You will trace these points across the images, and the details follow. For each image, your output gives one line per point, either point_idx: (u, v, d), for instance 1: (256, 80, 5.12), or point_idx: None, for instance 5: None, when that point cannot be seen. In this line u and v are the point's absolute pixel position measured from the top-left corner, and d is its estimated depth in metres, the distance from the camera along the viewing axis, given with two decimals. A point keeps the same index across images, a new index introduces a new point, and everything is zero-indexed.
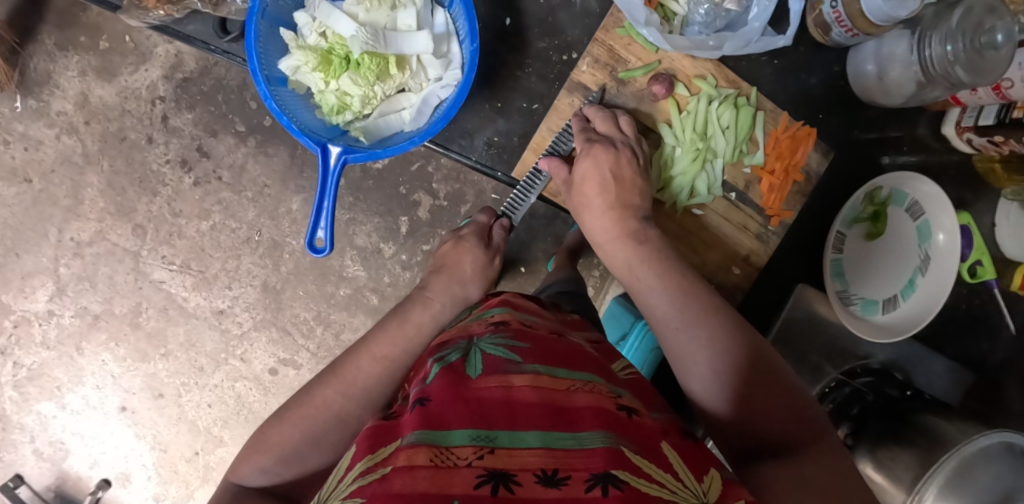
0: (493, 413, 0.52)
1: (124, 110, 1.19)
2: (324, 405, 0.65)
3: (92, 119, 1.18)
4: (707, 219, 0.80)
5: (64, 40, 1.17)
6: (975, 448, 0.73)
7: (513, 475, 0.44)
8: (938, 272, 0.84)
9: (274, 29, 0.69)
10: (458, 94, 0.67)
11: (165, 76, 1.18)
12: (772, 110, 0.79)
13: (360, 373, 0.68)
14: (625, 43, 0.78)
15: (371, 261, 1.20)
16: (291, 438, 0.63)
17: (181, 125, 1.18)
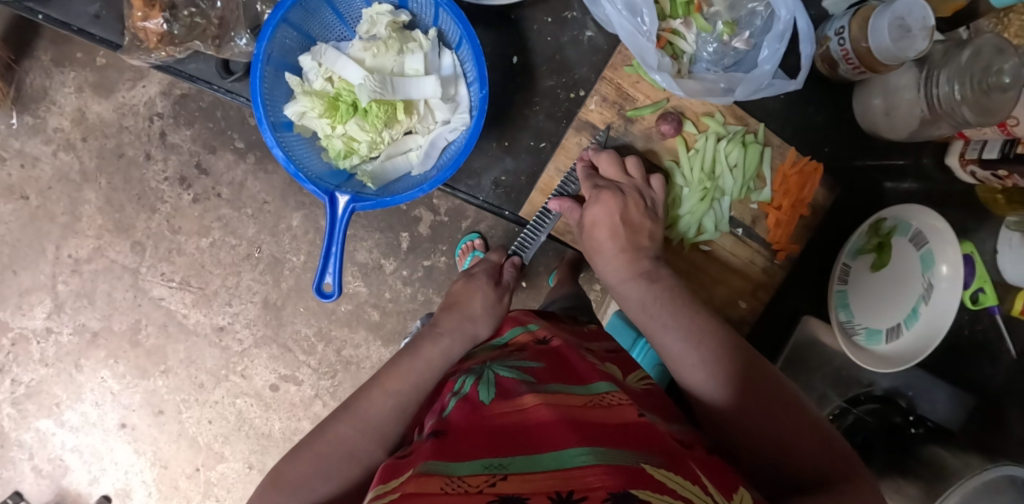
0: (505, 439, 0.53)
1: (122, 126, 1.18)
2: (336, 443, 0.65)
3: (89, 136, 1.17)
4: (715, 255, 0.80)
5: (60, 56, 1.16)
6: (981, 482, 0.75)
7: (525, 498, 0.44)
8: (940, 301, 0.84)
9: (279, 75, 0.68)
10: (469, 142, 0.66)
11: (163, 93, 1.17)
12: (779, 145, 0.79)
13: (370, 408, 0.68)
14: (633, 82, 0.78)
15: (371, 278, 1.21)
16: (303, 475, 0.63)
17: (179, 141, 1.17)
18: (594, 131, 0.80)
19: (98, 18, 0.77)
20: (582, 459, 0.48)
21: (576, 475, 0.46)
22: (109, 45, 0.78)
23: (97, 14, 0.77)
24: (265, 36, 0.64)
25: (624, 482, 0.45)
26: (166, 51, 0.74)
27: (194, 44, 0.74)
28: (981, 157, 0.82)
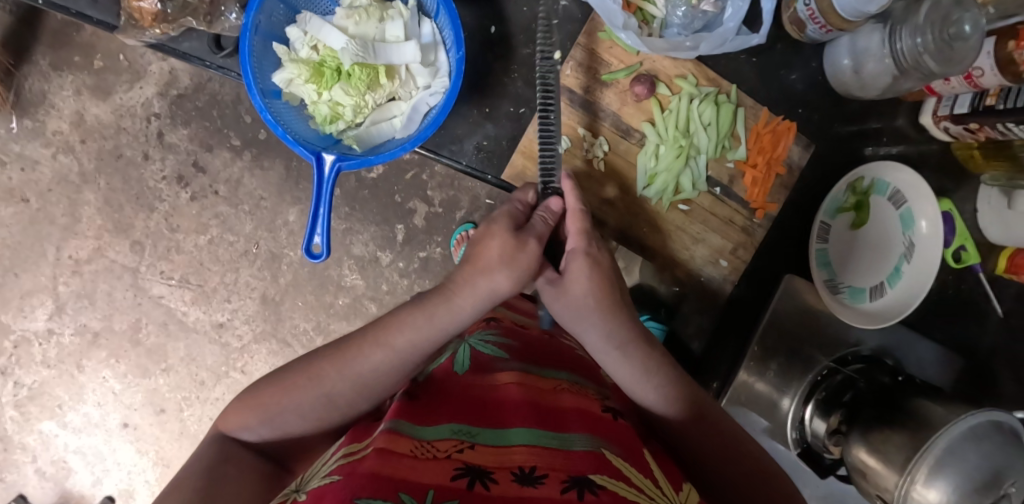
0: (470, 409, 0.61)
1: (119, 127, 1.20)
2: (321, 390, 0.64)
3: (87, 138, 1.20)
4: (694, 214, 0.81)
5: (58, 60, 1.18)
6: (964, 427, 0.75)
7: (490, 472, 0.51)
8: (923, 259, 0.86)
9: (267, 45, 0.72)
10: (446, 102, 0.69)
11: (159, 93, 1.19)
12: (753, 105, 0.81)
13: (367, 362, 0.65)
14: (607, 47, 0.77)
15: (370, 270, 1.21)
16: (283, 408, 0.63)
17: (177, 140, 1.19)
18: (570, 96, 0.78)
19: (95, 1, 0.79)
20: (536, 441, 0.56)
21: (531, 453, 0.54)
22: (104, 26, 0.80)
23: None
24: (252, 5, 0.67)
25: (584, 469, 0.52)
26: (159, 28, 0.77)
27: (186, 20, 0.77)
28: (953, 112, 0.83)
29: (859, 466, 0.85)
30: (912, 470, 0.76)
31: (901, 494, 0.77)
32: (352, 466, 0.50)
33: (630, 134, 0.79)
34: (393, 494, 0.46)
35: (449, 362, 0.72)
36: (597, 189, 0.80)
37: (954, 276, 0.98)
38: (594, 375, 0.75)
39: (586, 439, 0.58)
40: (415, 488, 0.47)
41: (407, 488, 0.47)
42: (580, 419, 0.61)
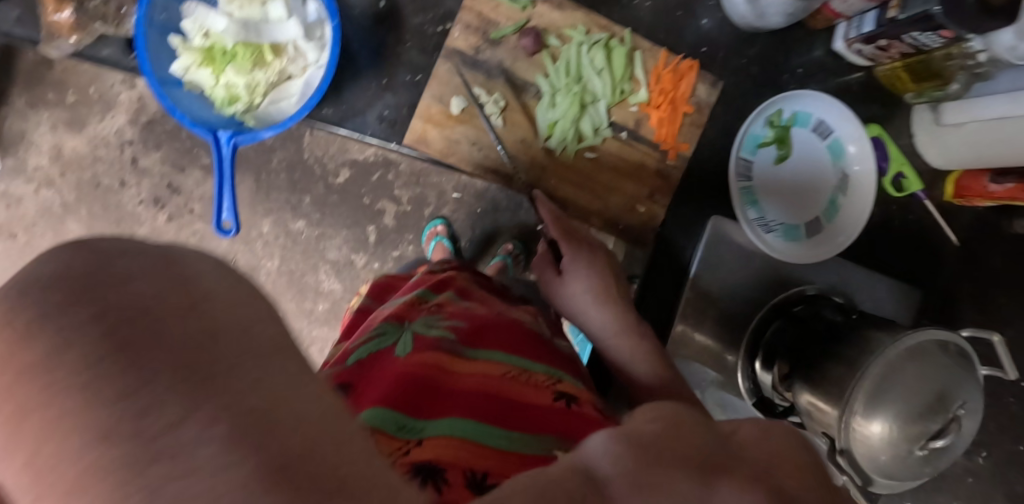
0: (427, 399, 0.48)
1: (96, 157, 1.23)
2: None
3: (66, 170, 1.24)
4: (603, 161, 0.81)
5: (34, 98, 1.21)
6: (903, 349, 0.71)
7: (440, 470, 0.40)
8: (858, 186, 0.87)
9: (163, 38, 0.73)
10: (328, 69, 0.72)
11: (130, 121, 1.25)
12: (649, 48, 0.81)
13: None
14: (492, 6, 0.78)
15: (344, 275, 1.11)
16: None
17: (150, 164, 1.24)
18: (462, 57, 0.78)
19: (19, 19, 0.81)
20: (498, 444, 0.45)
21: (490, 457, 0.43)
22: (28, 43, 0.82)
23: (18, 16, 0.80)
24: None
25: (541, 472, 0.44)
26: (74, 37, 0.80)
27: (96, 26, 0.80)
28: (860, 33, 0.82)
29: (808, 409, 0.80)
30: (850, 398, 0.72)
31: (843, 427, 0.72)
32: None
33: (527, 88, 0.80)
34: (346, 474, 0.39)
35: (384, 348, 0.55)
36: (495, 143, 0.80)
37: (898, 208, 0.93)
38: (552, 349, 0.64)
39: (547, 435, 0.48)
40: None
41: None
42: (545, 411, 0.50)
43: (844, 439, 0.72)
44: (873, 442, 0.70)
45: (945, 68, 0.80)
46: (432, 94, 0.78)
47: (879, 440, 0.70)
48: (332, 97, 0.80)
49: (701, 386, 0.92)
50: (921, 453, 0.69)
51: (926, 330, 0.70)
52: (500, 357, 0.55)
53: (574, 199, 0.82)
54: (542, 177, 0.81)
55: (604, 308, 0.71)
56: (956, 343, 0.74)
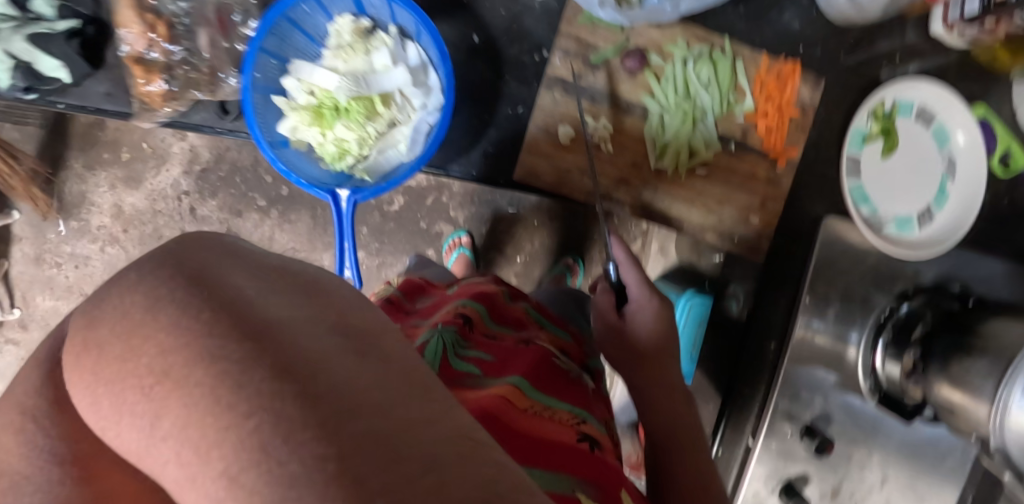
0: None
1: (155, 211, 1.25)
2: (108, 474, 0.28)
3: (129, 227, 1.25)
4: (714, 176, 0.80)
5: (89, 160, 1.22)
6: None
7: None
8: (968, 172, 0.84)
9: (267, 99, 0.73)
10: (443, 117, 0.70)
11: (185, 171, 1.24)
12: (751, 54, 0.79)
13: None
14: (590, 30, 0.76)
15: None
16: None
17: (209, 213, 1.25)
18: (564, 85, 0.77)
19: (109, 94, 0.82)
20: (515, 479, 0.44)
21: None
22: (120, 115, 0.83)
23: (107, 91, 0.82)
24: (247, 65, 0.68)
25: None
26: (169, 107, 0.80)
27: (190, 94, 0.81)
28: (964, 15, 0.79)
29: (948, 405, 0.79)
30: (1004, 393, 0.70)
31: (999, 424, 0.71)
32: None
33: (632, 107, 0.78)
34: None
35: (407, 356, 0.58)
36: (606, 168, 0.79)
37: (1006, 186, 0.91)
38: (574, 388, 0.62)
39: (568, 476, 0.46)
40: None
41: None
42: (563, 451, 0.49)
43: (998, 436, 0.71)
44: None
45: None
46: (536, 126, 0.78)
47: None
48: None
49: (824, 389, 0.89)
50: None
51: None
52: (527, 386, 0.56)
53: (687, 217, 0.80)
54: (654, 198, 0.80)
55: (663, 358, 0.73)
56: None
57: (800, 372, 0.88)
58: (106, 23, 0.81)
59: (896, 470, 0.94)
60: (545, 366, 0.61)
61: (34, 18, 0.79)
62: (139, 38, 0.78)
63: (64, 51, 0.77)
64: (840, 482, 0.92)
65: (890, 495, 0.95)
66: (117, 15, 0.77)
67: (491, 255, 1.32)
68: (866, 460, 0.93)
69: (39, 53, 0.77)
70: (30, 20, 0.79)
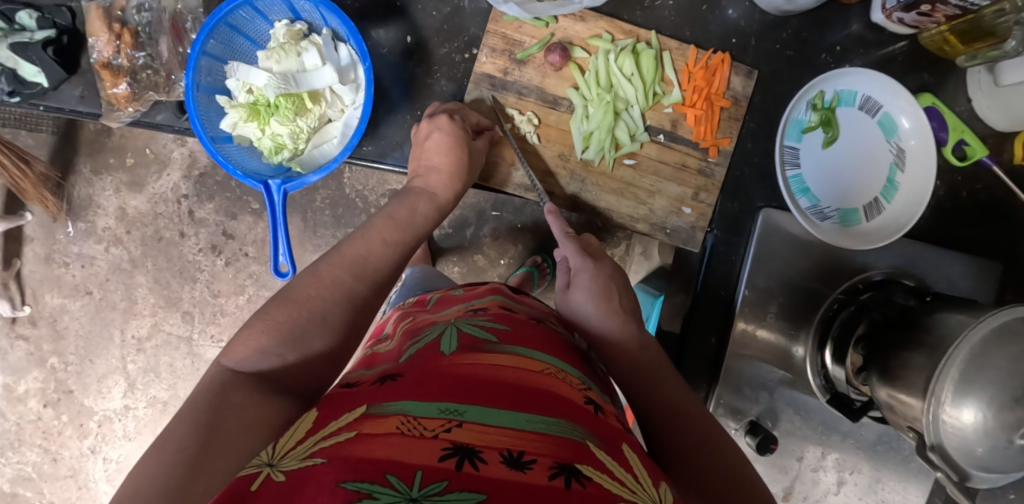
0: (468, 390, 0.55)
1: (156, 213, 1.30)
2: (307, 305, 0.64)
3: (131, 228, 1.30)
4: (642, 167, 0.81)
5: (97, 166, 1.28)
6: (998, 322, 0.67)
7: (477, 453, 0.48)
8: (917, 161, 0.83)
9: (211, 98, 0.77)
10: (365, 107, 0.74)
11: (184, 176, 1.29)
12: (678, 47, 0.80)
13: (309, 293, 0.65)
14: (516, 27, 0.79)
15: None
16: (265, 342, 0.60)
17: (205, 215, 1.29)
18: (492, 81, 0.80)
19: (82, 96, 0.87)
20: (535, 427, 0.52)
21: (530, 438, 0.51)
22: (92, 117, 0.88)
23: (81, 94, 0.86)
24: (187, 66, 0.72)
25: (572, 455, 0.50)
26: (132, 107, 0.85)
27: (149, 95, 0.86)
28: (899, 1, 0.78)
29: (890, 403, 0.76)
30: (935, 389, 0.68)
31: (932, 422, 0.68)
32: (336, 449, 0.48)
33: (559, 102, 0.80)
34: (380, 475, 0.45)
35: (434, 342, 0.64)
36: (535, 161, 0.81)
37: (964, 177, 0.88)
38: (581, 361, 0.69)
39: (579, 427, 0.55)
40: (404, 469, 0.46)
41: (394, 469, 0.46)
42: (575, 405, 0.58)
43: (932, 434, 0.68)
44: (967, 433, 0.66)
45: (997, 25, 0.76)
46: None
47: (973, 431, 0.65)
48: (369, 134, 0.83)
49: (770, 387, 0.88)
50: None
51: (1014, 311, 0.65)
52: (535, 355, 0.63)
53: (616, 208, 0.81)
54: (582, 189, 0.81)
55: (610, 314, 0.74)
56: None
57: (746, 368, 0.87)
58: (81, 33, 0.86)
59: (854, 474, 0.92)
60: (555, 341, 0.69)
61: (18, 29, 0.84)
62: (106, 45, 0.83)
63: (41, 58, 0.82)
64: (790, 485, 0.92)
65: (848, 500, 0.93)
66: (87, 25, 0.83)
67: (474, 255, 1.35)
68: (819, 462, 0.91)
69: (20, 61, 0.83)
70: (14, 31, 0.84)
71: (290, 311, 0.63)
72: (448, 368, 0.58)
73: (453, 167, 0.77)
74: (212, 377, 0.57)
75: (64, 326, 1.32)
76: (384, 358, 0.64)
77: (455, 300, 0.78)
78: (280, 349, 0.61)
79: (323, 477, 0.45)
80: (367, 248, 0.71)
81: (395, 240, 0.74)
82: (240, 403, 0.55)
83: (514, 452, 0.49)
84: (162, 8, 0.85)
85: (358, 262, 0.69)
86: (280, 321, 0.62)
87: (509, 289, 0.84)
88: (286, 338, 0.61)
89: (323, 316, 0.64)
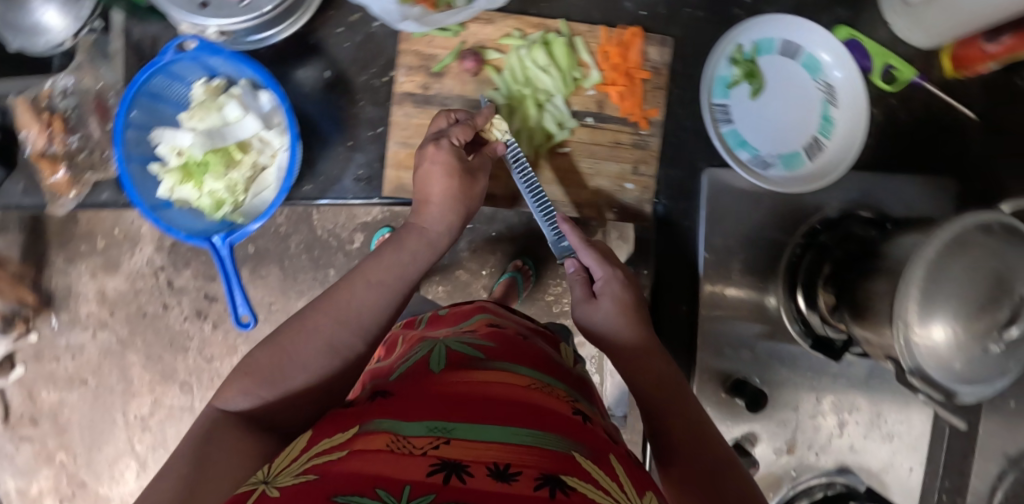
0: (457, 406, 0.55)
1: (136, 290, 1.20)
2: (292, 348, 0.59)
3: (115, 311, 1.23)
4: (577, 153, 0.81)
5: (70, 255, 1.22)
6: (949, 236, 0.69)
7: (465, 466, 0.47)
8: (847, 94, 0.84)
9: (145, 168, 0.78)
10: (291, 146, 0.74)
11: (155, 250, 1.26)
12: (588, 30, 0.80)
13: (318, 327, 0.60)
14: (427, 42, 0.80)
15: None
16: (252, 383, 0.57)
17: (184, 282, 1.25)
18: (413, 98, 0.80)
19: (25, 190, 0.88)
20: (523, 439, 0.51)
21: (518, 450, 0.50)
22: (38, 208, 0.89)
23: (24, 187, 0.88)
24: (114, 142, 0.73)
25: (558, 466, 0.49)
26: (74, 191, 0.87)
27: (87, 176, 0.87)
28: None
29: (864, 336, 0.76)
30: (901, 313, 0.68)
31: (906, 348, 0.68)
32: (325, 467, 0.47)
33: (483, 106, 0.80)
34: (369, 489, 0.44)
35: (423, 360, 0.64)
36: None
37: (898, 101, 0.90)
38: (567, 375, 0.69)
39: (566, 439, 0.53)
40: (392, 482, 0.44)
41: (383, 483, 0.44)
42: (563, 418, 0.57)
43: (907, 358, 0.69)
44: (939, 351, 0.67)
45: None
46: (396, 141, 0.81)
47: (948, 345, 0.67)
48: (307, 173, 0.83)
49: (750, 343, 0.88)
50: (996, 346, 0.66)
51: (967, 220, 0.67)
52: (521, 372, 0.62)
53: (558, 197, 0.82)
54: None
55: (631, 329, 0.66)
56: (999, 219, 0.70)
57: (722, 328, 0.87)
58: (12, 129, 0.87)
59: (854, 413, 0.92)
60: (543, 358, 0.68)
61: None
62: (39, 136, 0.84)
63: None
64: (794, 436, 0.91)
65: (853, 440, 0.93)
66: (17, 120, 0.84)
67: None
68: (816, 409, 0.91)
69: None
70: None
71: (278, 359, 0.58)
72: (440, 387, 0.58)
73: (446, 198, 0.71)
74: (201, 415, 0.55)
75: (67, 419, 1.23)
76: (374, 382, 0.64)
77: (444, 321, 0.78)
78: (263, 390, 0.57)
79: (316, 491, 0.44)
80: (351, 293, 0.63)
81: (380, 278, 0.65)
82: (225, 454, 0.51)
83: (502, 464, 0.48)
84: (86, 89, 0.86)
85: (348, 308, 0.62)
86: (265, 373, 0.57)
87: (500, 307, 0.84)
88: (267, 379, 0.57)
89: (305, 362, 0.59)
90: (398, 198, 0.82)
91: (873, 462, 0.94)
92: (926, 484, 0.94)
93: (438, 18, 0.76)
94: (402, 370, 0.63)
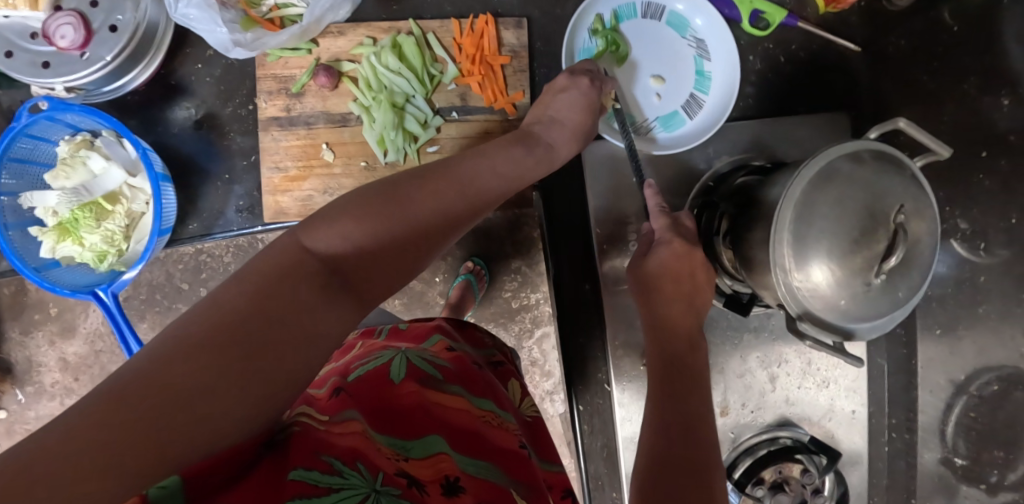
0: (418, 426, 0.48)
1: (98, 351, 1.04)
2: (427, 199, 0.57)
3: (79, 374, 1.04)
4: (447, 149, 0.81)
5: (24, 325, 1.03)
6: (812, 173, 0.67)
7: (422, 486, 0.41)
8: (715, 46, 0.84)
9: (23, 233, 0.77)
10: (155, 188, 0.75)
11: None
12: (438, 26, 0.81)
13: (425, 197, 0.57)
14: (282, 64, 0.80)
15: None
16: (355, 231, 0.52)
17: None
18: (279, 122, 0.80)
19: None
20: (471, 469, 0.46)
21: (468, 478, 0.45)
22: None
23: None
24: None
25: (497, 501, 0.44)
26: None
27: None
28: None
29: (757, 285, 0.75)
30: (777, 257, 0.67)
31: (789, 292, 0.68)
32: (308, 437, 0.41)
33: (347, 119, 0.80)
34: (347, 465, 0.39)
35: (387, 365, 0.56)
36: (342, 181, 0.80)
37: (775, 45, 0.90)
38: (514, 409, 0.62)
39: (505, 473, 0.48)
40: (367, 467, 0.39)
41: (356, 461, 0.39)
42: (513, 453, 0.52)
43: (793, 302, 0.68)
44: (819, 291, 0.65)
45: None
46: (270, 166, 0.80)
47: (827, 285, 0.65)
48: (191, 212, 0.84)
49: None
50: (876, 280, 0.63)
51: (825, 153, 0.65)
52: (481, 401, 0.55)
53: None
54: None
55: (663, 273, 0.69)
56: (871, 147, 0.67)
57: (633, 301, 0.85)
58: None
59: (783, 366, 0.92)
60: (500, 389, 0.61)
61: None
62: None
63: None
64: (724, 398, 0.91)
65: (788, 391, 0.92)
66: None
67: None
68: (743, 367, 0.91)
69: None
70: None
71: (396, 201, 0.55)
72: (405, 398, 0.51)
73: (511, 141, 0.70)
74: (286, 246, 0.48)
75: None
76: (329, 378, 0.55)
77: (403, 336, 0.65)
78: (366, 235, 0.52)
79: (284, 463, 0.38)
80: (475, 175, 0.62)
81: (457, 207, 0.59)
82: (302, 275, 0.46)
83: (450, 482, 0.43)
84: None
85: (465, 182, 0.61)
86: (376, 214, 0.53)
87: (458, 323, 0.70)
88: (381, 224, 0.53)
89: (423, 222, 0.56)
90: (278, 223, 0.82)
91: (812, 411, 0.92)
92: (873, 424, 0.92)
93: (273, 42, 0.75)
94: (363, 370, 0.55)
